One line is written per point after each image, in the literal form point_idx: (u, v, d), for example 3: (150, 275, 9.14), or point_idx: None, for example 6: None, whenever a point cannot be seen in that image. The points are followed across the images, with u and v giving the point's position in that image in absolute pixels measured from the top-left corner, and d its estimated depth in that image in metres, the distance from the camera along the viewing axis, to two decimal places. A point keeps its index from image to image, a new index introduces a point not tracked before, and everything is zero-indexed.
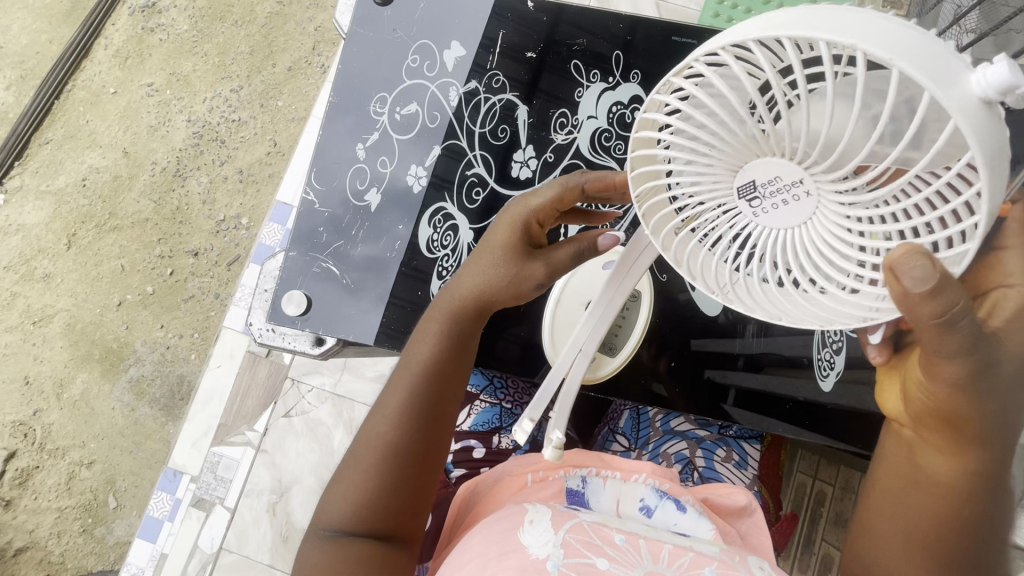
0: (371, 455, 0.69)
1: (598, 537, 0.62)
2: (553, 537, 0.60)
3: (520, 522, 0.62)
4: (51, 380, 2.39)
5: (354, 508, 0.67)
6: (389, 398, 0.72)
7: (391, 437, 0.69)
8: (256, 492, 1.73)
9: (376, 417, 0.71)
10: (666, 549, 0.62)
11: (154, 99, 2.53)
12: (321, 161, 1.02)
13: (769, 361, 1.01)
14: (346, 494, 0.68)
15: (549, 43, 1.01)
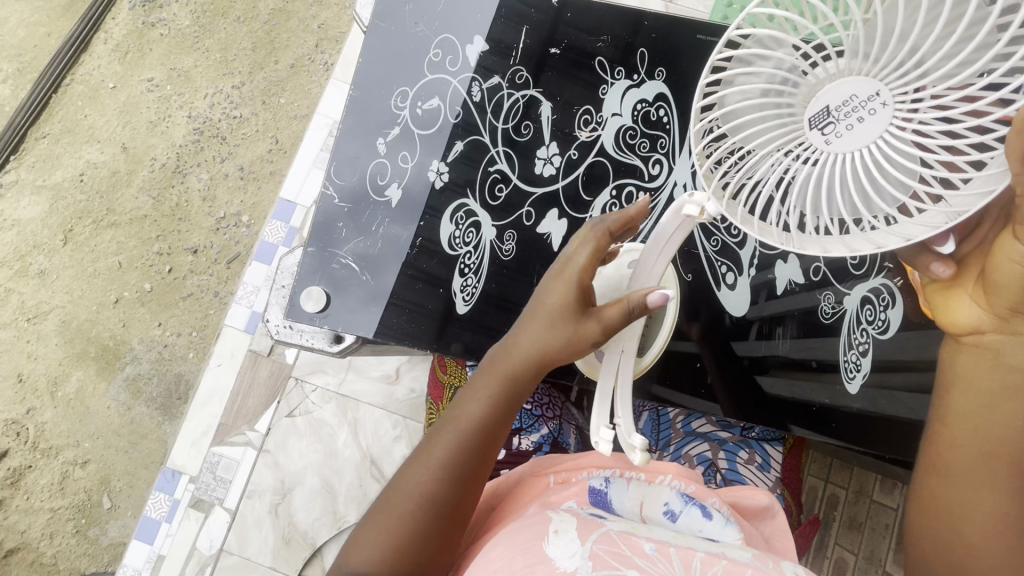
0: (411, 506, 0.69)
1: (628, 548, 0.61)
2: (580, 548, 0.59)
3: (544, 532, 0.61)
4: (46, 378, 2.35)
5: (386, 553, 0.67)
6: (434, 452, 0.71)
7: (432, 490, 0.69)
8: (258, 493, 1.69)
9: (420, 467, 0.71)
10: (697, 558, 0.61)
11: (154, 94, 2.50)
12: (340, 156, 1.01)
13: (775, 363, 1.00)
14: (381, 536, 0.68)
15: (573, 38, 1.00)
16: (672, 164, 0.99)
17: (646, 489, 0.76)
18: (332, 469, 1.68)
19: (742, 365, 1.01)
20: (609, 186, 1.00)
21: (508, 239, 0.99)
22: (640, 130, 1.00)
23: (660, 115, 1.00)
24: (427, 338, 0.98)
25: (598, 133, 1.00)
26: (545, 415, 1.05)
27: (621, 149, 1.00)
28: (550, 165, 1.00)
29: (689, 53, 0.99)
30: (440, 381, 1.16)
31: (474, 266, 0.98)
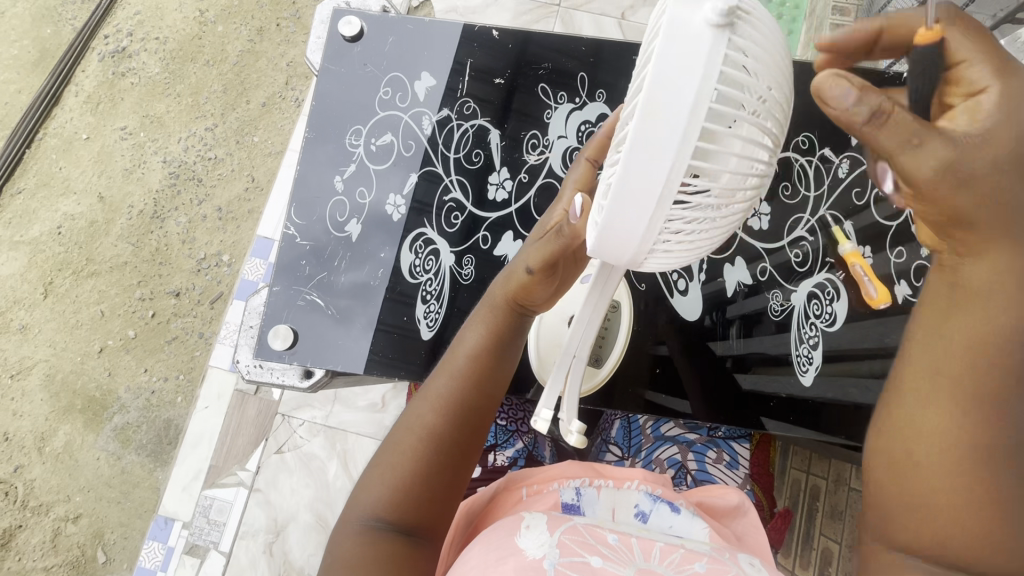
0: (415, 446, 0.67)
1: (591, 537, 0.63)
2: (549, 538, 0.60)
3: (517, 528, 0.62)
4: (32, 434, 2.32)
5: (390, 493, 0.65)
6: (427, 393, 0.70)
7: (436, 427, 0.67)
8: (252, 533, 1.68)
9: (423, 404, 0.70)
10: (657, 546, 0.64)
11: (128, 142, 2.53)
12: (299, 197, 1.04)
13: (755, 360, 1.03)
14: (381, 477, 0.66)
15: (517, 67, 1.04)
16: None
17: (617, 495, 0.78)
18: (324, 503, 1.67)
19: (724, 365, 1.04)
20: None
21: (467, 265, 1.02)
22: None
23: None
24: (397, 367, 0.99)
25: (546, 155, 1.03)
26: (521, 429, 1.07)
27: (569, 168, 1.02)
28: (503, 190, 1.03)
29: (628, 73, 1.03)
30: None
31: (435, 293, 1.01)
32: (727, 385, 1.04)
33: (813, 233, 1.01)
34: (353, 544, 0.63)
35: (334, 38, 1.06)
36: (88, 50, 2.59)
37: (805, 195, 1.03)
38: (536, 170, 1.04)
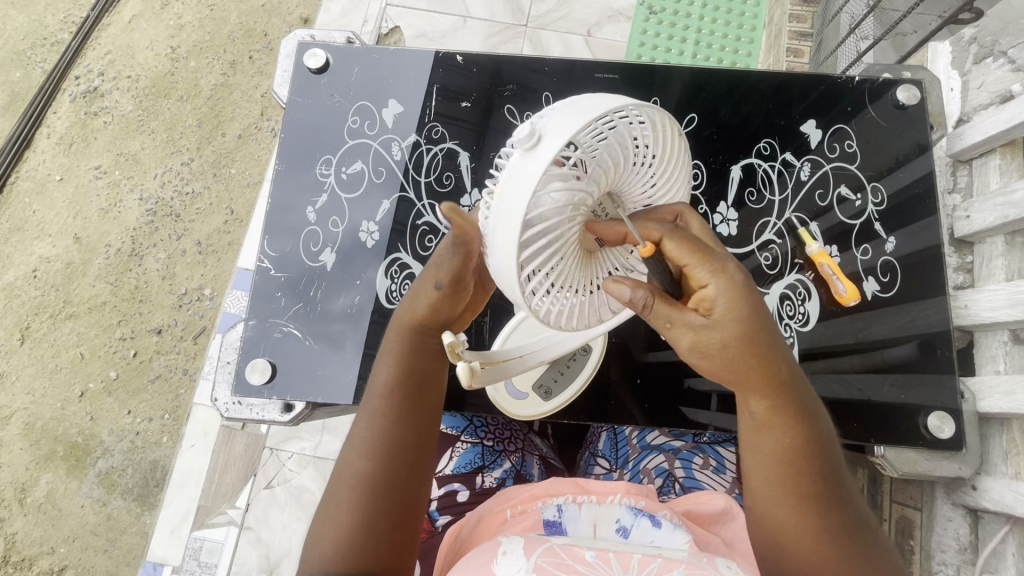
0: (367, 450, 0.68)
1: (569, 557, 0.54)
2: (524, 563, 0.52)
3: (493, 556, 0.54)
4: (13, 485, 2.25)
5: (349, 514, 0.65)
6: (381, 368, 0.73)
7: (379, 431, 0.69)
8: (245, 573, 1.63)
9: (365, 417, 0.70)
10: (635, 558, 0.55)
11: (103, 181, 2.51)
12: (272, 228, 1.04)
13: None
14: (358, 438, 0.69)
15: (481, 91, 1.07)
16: None
17: (599, 509, 0.68)
18: None
19: None
20: None
21: None
22: None
23: None
24: None
25: None
26: (507, 449, 0.97)
27: None
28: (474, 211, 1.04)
29: (592, 89, 1.06)
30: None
31: None
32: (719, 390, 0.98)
33: (782, 236, 1.02)
34: (340, 513, 0.65)
35: (301, 71, 1.07)
36: (59, 91, 2.58)
37: (770, 199, 1.02)
38: None
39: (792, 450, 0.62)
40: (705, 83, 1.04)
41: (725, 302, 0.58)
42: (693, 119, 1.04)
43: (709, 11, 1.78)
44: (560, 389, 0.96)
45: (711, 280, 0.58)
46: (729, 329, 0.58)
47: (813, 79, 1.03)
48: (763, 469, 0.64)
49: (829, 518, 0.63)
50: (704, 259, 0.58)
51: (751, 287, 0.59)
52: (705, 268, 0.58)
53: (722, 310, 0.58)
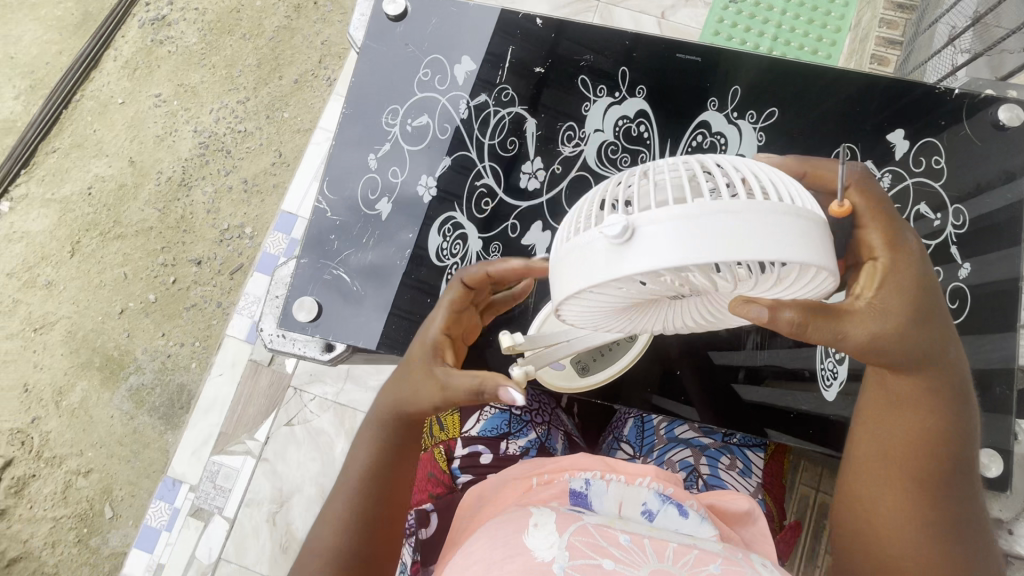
0: (356, 481, 0.71)
1: (602, 538, 0.55)
2: (558, 539, 0.54)
3: (524, 525, 0.56)
4: (51, 387, 2.38)
5: (337, 531, 0.69)
6: (384, 396, 0.74)
7: (371, 456, 0.72)
8: (257, 501, 1.69)
9: (363, 440, 0.73)
10: (670, 547, 0.56)
11: (161, 109, 2.57)
12: (334, 171, 1.05)
13: (770, 373, 0.98)
14: (354, 462, 0.72)
15: (557, 57, 1.04)
16: None
17: (626, 489, 0.70)
18: (329, 478, 1.68)
19: (737, 377, 0.98)
20: None
21: (494, 251, 1.02)
22: (621, 145, 1.03)
23: (642, 130, 1.03)
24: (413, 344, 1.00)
25: (581, 148, 1.03)
26: (535, 420, 0.98)
27: (602, 163, 1.03)
28: (535, 179, 1.03)
29: (670, 73, 1.02)
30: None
31: None
32: (740, 397, 0.98)
33: None
34: (329, 535, 0.69)
35: (378, 16, 1.06)
36: (128, 16, 2.63)
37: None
38: (570, 162, 1.04)
39: (925, 433, 0.65)
40: (789, 77, 0.99)
41: (900, 269, 0.62)
42: (772, 113, 1.00)
43: (793, 6, 1.71)
44: (597, 368, 0.96)
45: (885, 252, 0.62)
46: (899, 304, 0.61)
47: (905, 85, 0.97)
48: (881, 450, 0.67)
49: (936, 506, 0.65)
50: (883, 228, 0.63)
51: (925, 261, 0.63)
52: (882, 235, 0.63)
53: (896, 284, 0.61)
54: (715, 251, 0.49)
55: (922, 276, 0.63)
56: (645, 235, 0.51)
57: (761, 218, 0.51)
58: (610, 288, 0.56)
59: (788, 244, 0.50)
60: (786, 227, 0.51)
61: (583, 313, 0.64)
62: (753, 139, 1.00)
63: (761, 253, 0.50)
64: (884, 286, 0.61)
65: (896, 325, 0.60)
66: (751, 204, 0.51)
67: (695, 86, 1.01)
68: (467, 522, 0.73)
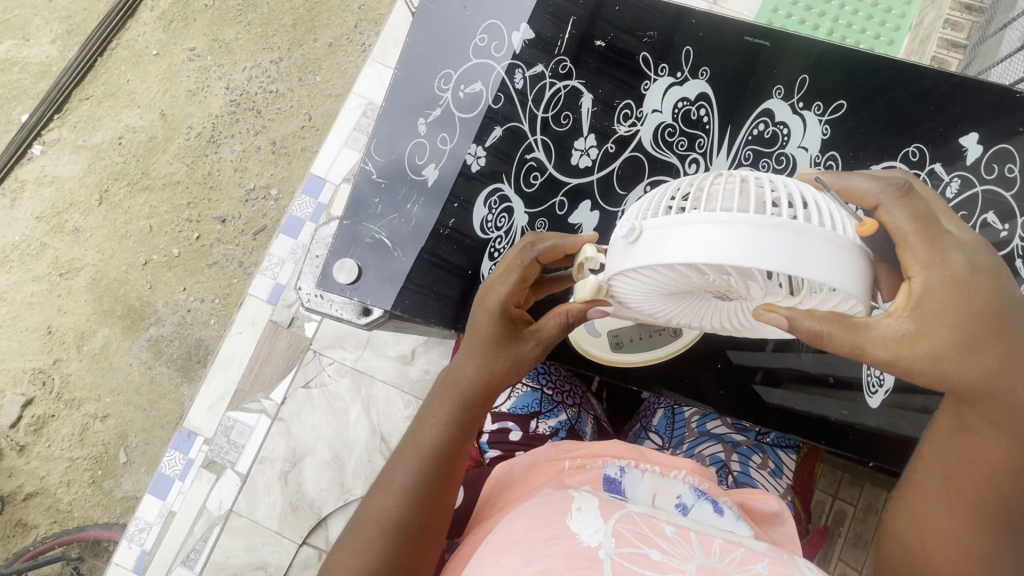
0: (420, 453, 0.72)
1: (648, 529, 0.59)
2: (603, 526, 0.58)
3: (568, 509, 0.61)
4: (73, 331, 2.43)
5: (393, 504, 0.70)
6: (465, 368, 0.74)
7: (439, 436, 0.73)
8: (269, 460, 1.72)
9: (433, 416, 0.74)
10: (716, 543, 0.59)
11: (195, 64, 2.55)
12: (382, 133, 1.03)
13: (788, 376, 0.96)
14: (421, 436, 0.73)
15: (620, 32, 1.03)
16: (709, 165, 1.03)
17: (661, 481, 0.74)
18: (342, 443, 1.70)
19: (754, 378, 0.97)
20: (645, 181, 1.04)
21: (540, 227, 1.04)
22: (679, 128, 1.03)
23: (700, 114, 1.03)
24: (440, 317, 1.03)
25: (637, 128, 1.04)
26: (565, 402, 1.01)
27: (658, 145, 1.03)
28: (587, 156, 1.04)
29: (736, 53, 1.02)
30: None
31: (504, 251, 1.03)
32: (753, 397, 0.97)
33: None
34: (382, 508, 0.70)
35: None
36: None
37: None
38: (624, 141, 1.05)
39: (994, 463, 0.60)
40: (860, 71, 0.99)
41: (938, 292, 0.53)
42: (840, 106, 0.99)
43: None
44: (632, 348, 0.97)
45: (921, 272, 0.53)
46: (936, 328, 0.53)
47: (984, 88, 0.96)
48: (943, 475, 0.63)
49: (990, 529, 0.62)
50: (926, 243, 0.53)
51: (975, 276, 0.54)
52: (927, 249, 0.53)
53: (934, 308, 0.53)
54: (772, 262, 0.49)
55: (973, 297, 0.54)
56: (692, 232, 0.51)
57: (832, 247, 0.50)
58: (656, 276, 0.57)
59: (826, 269, 0.49)
60: (829, 251, 0.49)
61: (624, 293, 0.65)
62: (818, 131, 1.00)
63: (794, 270, 0.49)
64: (920, 309, 0.53)
65: (934, 352, 0.53)
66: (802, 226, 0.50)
67: (762, 73, 1.01)
68: (496, 497, 0.78)
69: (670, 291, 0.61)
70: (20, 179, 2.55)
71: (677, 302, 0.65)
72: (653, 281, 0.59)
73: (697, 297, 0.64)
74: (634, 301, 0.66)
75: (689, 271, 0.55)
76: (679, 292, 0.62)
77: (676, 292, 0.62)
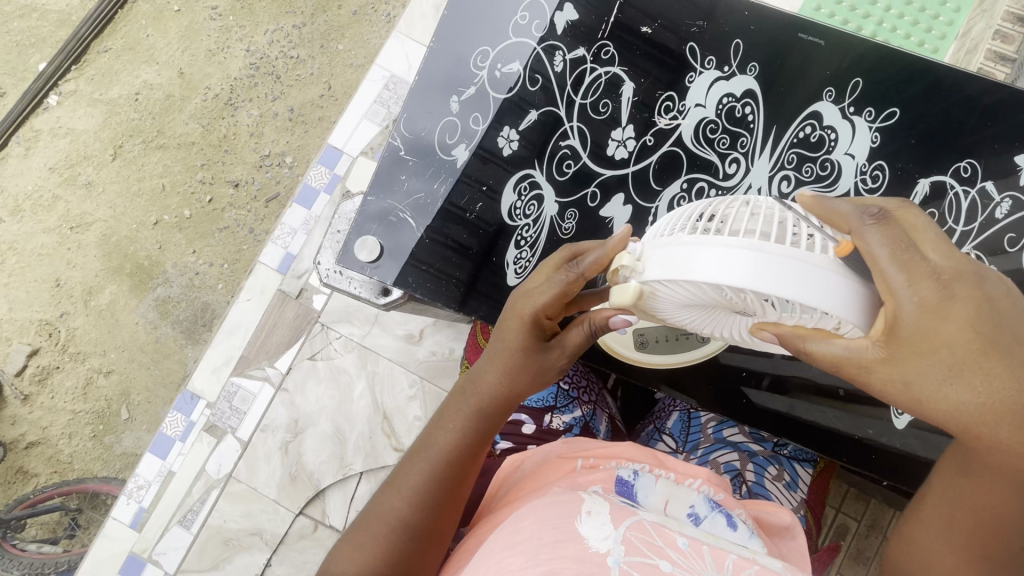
0: (437, 455, 0.72)
1: (660, 539, 0.58)
2: (613, 532, 0.57)
3: (578, 511, 0.60)
4: (81, 286, 2.43)
5: (407, 501, 0.70)
6: (487, 374, 0.73)
7: (457, 437, 0.72)
8: (272, 428, 1.73)
9: (450, 417, 0.74)
10: (730, 559, 0.58)
11: (216, 23, 2.50)
12: (413, 107, 1.02)
13: (796, 384, 0.95)
14: (438, 436, 0.73)
15: (669, 18, 0.99)
16: (750, 166, 1.00)
17: (675, 489, 0.74)
18: (345, 417, 1.70)
19: (761, 384, 0.96)
20: (681, 178, 1.01)
21: (568, 218, 1.02)
22: (721, 125, 1.00)
23: (745, 112, 0.99)
24: (451, 296, 1.01)
25: (678, 122, 1.00)
26: (581, 399, 1.02)
27: (699, 142, 1.00)
28: (624, 148, 1.01)
29: (788, 50, 0.97)
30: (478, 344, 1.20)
31: (530, 239, 1.01)
32: (760, 402, 0.95)
33: None
34: (394, 501, 0.70)
35: None
36: None
37: (952, 228, 0.95)
38: (663, 135, 1.01)
39: (998, 509, 0.60)
40: (918, 78, 0.94)
41: (915, 320, 0.48)
42: (893, 114, 0.95)
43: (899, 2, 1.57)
44: (654, 350, 0.96)
45: (894, 296, 0.48)
46: (912, 357, 0.49)
47: None
48: (948, 513, 0.65)
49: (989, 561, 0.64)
50: (901, 268, 0.48)
51: (952, 299, 0.48)
52: (900, 271, 0.48)
53: (911, 336, 0.48)
54: (788, 291, 0.49)
55: (959, 324, 0.48)
56: (697, 252, 0.53)
57: (853, 279, 0.50)
58: (667, 291, 0.58)
59: (828, 299, 0.49)
60: (839, 284, 0.49)
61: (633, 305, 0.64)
62: (867, 138, 0.96)
63: (796, 297, 0.49)
64: (895, 337, 0.49)
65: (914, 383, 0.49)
66: (808, 254, 0.49)
67: (813, 73, 0.97)
68: (505, 493, 0.78)
69: (684, 305, 0.61)
70: (35, 129, 2.52)
71: (690, 318, 0.65)
72: (664, 294, 0.59)
73: (712, 314, 0.63)
74: (644, 312, 0.66)
75: (702, 289, 0.55)
76: (694, 308, 0.61)
77: (690, 307, 0.61)
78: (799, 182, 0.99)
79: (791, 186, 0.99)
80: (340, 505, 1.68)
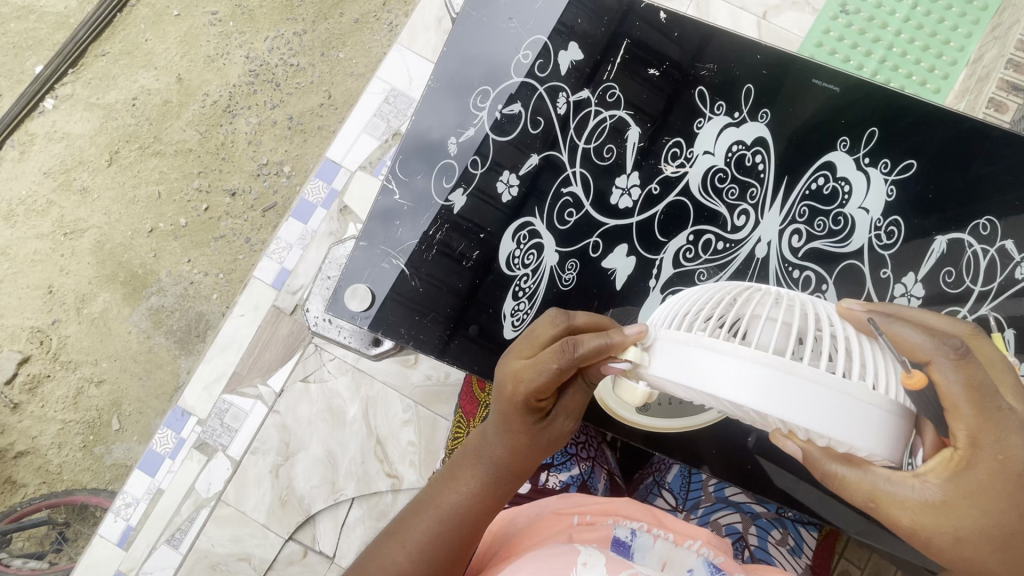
0: (446, 514, 0.69)
1: None
2: None
3: (573, 563, 0.58)
4: (74, 293, 2.39)
5: (408, 555, 0.67)
6: (498, 442, 0.70)
7: (467, 501, 0.70)
8: (262, 451, 1.68)
9: (462, 477, 0.71)
10: None
11: (216, 28, 2.47)
12: (409, 148, 1.01)
13: None
14: (448, 494, 0.70)
15: (678, 60, 0.98)
16: (760, 219, 0.98)
17: (674, 550, 0.70)
18: (338, 442, 1.67)
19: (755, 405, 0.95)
20: (687, 230, 0.99)
21: (569, 268, 0.99)
22: (730, 173, 0.98)
23: (754, 160, 0.98)
24: (430, 343, 0.99)
25: (685, 169, 0.99)
26: (579, 455, 1.01)
27: (707, 192, 0.98)
28: (628, 197, 0.99)
29: (797, 96, 0.96)
30: (473, 396, 1.17)
31: (528, 290, 0.99)
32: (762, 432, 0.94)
33: None
34: (395, 555, 0.67)
35: None
36: None
37: (970, 287, 0.96)
38: (669, 183, 1.00)
39: None
40: (933, 131, 0.95)
41: (982, 473, 0.50)
42: (909, 166, 0.95)
43: (908, 27, 1.55)
44: (658, 412, 0.95)
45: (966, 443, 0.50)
46: (968, 511, 0.50)
47: None
48: None
49: None
50: (978, 416, 0.50)
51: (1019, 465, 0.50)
52: (977, 424, 0.50)
53: (972, 488, 0.50)
54: (805, 419, 0.49)
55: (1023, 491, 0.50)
56: (716, 359, 0.52)
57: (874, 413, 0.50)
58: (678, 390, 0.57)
59: (845, 430, 0.49)
60: (862, 417, 0.49)
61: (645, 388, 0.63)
62: (882, 191, 0.96)
63: (814, 426, 0.49)
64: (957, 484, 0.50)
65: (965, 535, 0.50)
66: (829, 377, 0.49)
67: (824, 120, 0.96)
68: (497, 550, 0.74)
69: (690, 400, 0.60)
70: (30, 132, 2.49)
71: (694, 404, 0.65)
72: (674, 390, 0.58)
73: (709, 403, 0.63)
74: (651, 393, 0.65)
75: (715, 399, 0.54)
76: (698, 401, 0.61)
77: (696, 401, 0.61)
78: (811, 237, 0.97)
79: (802, 241, 0.97)
80: (331, 530, 1.65)
